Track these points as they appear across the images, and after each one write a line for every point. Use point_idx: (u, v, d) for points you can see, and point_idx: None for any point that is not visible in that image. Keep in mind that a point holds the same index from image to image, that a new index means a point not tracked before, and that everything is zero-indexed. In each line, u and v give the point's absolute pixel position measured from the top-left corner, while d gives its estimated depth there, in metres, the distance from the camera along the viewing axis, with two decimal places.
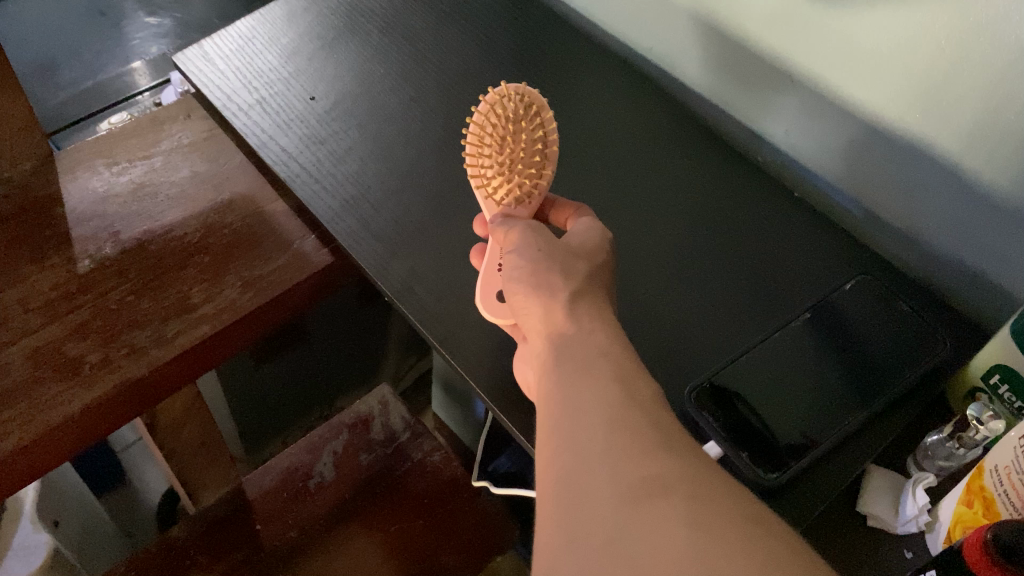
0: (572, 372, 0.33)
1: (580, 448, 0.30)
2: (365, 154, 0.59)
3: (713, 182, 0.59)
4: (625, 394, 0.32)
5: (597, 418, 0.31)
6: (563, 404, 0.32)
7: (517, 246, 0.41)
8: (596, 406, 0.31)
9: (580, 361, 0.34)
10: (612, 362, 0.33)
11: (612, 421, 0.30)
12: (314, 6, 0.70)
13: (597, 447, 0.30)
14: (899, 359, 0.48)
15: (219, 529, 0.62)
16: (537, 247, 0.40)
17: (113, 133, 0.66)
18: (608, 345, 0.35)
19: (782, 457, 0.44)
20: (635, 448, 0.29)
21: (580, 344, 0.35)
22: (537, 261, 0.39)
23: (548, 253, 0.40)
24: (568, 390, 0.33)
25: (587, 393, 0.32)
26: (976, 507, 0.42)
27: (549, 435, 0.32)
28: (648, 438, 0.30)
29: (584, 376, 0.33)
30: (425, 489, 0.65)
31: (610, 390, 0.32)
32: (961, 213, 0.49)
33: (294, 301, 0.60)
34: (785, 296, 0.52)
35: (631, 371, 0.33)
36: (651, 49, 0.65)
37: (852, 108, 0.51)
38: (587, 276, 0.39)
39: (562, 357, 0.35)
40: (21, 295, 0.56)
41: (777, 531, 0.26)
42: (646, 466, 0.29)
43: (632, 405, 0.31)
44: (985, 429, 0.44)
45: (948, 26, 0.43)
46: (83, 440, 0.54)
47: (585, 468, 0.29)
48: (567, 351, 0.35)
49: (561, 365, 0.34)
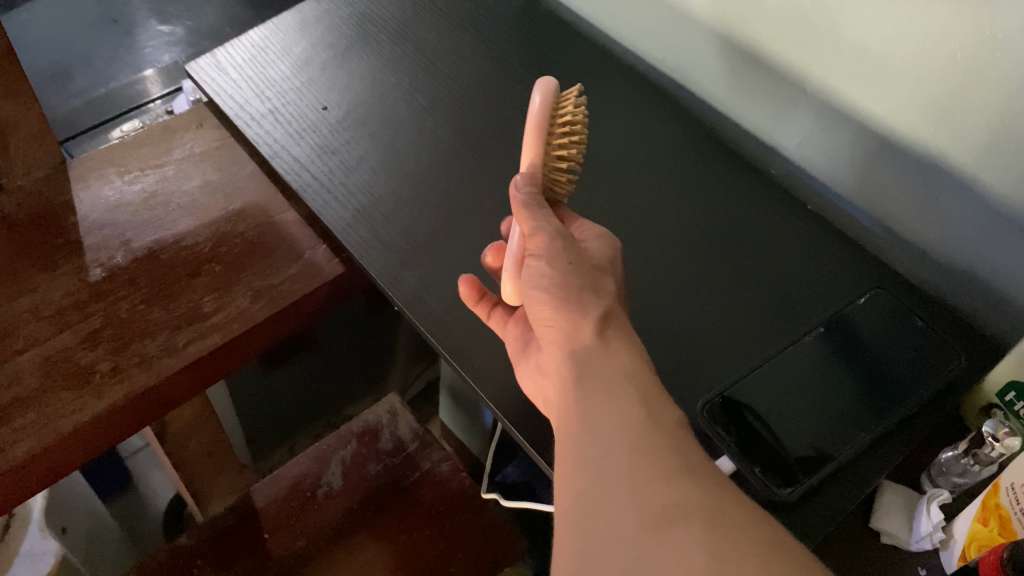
0: (595, 391, 0.33)
1: (603, 473, 0.30)
2: (376, 164, 0.59)
3: (725, 196, 0.59)
4: (647, 416, 0.32)
5: (619, 442, 0.31)
6: (585, 425, 0.33)
7: (542, 251, 0.40)
8: (620, 428, 0.31)
9: (603, 381, 0.34)
10: (635, 384, 0.33)
11: (635, 445, 0.31)
12: (326, 16, 0.70)
13: (620, 472, 0.30)
14: (913, 374, 0.48)
15: (227, 538, 0.62)
16: (566, 257, 0.39)
17: (126, 141, 0.66)
18: (631, 363, 0.34)
19: (794, 471, 0.44)
20: (655, 474, 0.29)
21: (606, 363, 0.34)
22: (564, 273, 0.38)
23: (576, 269, 0.39)
24: (591, 411, 0.33)
25: (610, 414, 0.32)
26: (992, 524, 0.41)
27: (572, 456, 0.32)
28: (669, 462, 0.30)
29: (606, 397, 0.33)
30: (433, 500, 0.65)
31: (633, 413, 0.32)
32: (976, 228, 0.49)
33: (305, 311, 0.60)
34: (799, 310, 0.52)
35: (653, 393, 0.33)
36: (663, 60, 0.65)
37: (867, 121, 0.51)
38: (612, 294, 0.39)
39: (584, 376, 0.34)
40: (33, 303, 0.56)
41: (797, 556, 0.26)
42: (665, 494, 0.28)
43: (654, 429, 0.31)
44: (1001, 446, 0.44)
45: (963, 40, 0.43)
46: (94, 448, 0.53)
47: (607, 492, 0.30)
48: (589, 372, 0.34)
49: (582, 383, 0.34)
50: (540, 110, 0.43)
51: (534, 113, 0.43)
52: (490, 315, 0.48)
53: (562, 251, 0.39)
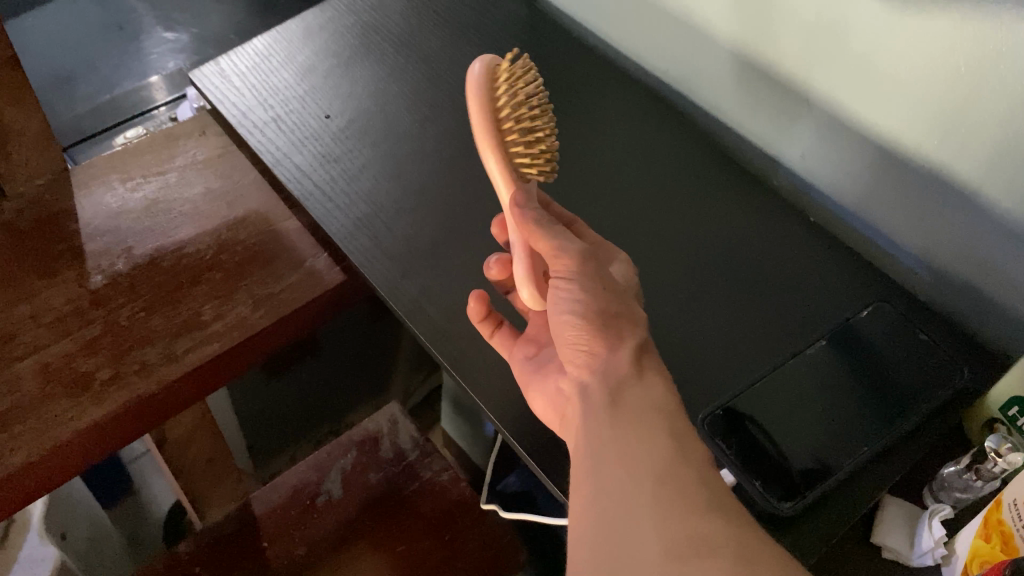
0: (626, 418, 0.35)
1: (630, 502, 0.32)
2: (378, 172, 0.59)
3: (727, 208, 0.59)
4: (678, 451, 0.33)
5: (644, 473, 0.33)
6: (614, 451, 0.34)
7: (570, 271, 0.41)
8: (648, 459, 0.33)
9: (635, 410, 0.35)
10: (666, 418, 0.35)
11: (661, 477, 0.32)
12: (331, 25, 0.70)
13: (647, 500, 0.32)
14: (918, 387, 0.48)
15: (227, 547, 0.61)
16: (598, 281, 0.40)
17: (128, 149, 0.66)
18: (662, 395, 0.36)
19: (795, 484, 0.44)
20: (683, 506, 0.31)
21: (637, 393, 0.36)
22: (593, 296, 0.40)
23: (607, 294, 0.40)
24: (618, 438, 0.35)
25: (640, 445, 0.34)
26: (993, 541, 0.41)
27: (598, 483, 0.34)
28: (696, 496, 0.31)
29: (638, 427, 0.35)
30: (433, 509, 0.64)
31: (662, 445, 0.34)
32: (981, 244, 0.49)
33: (306, 320, 0.60)
34: (802, 323, 0.52)
35: (682, 427, 0.35)
36: (668, 70, 0.65)
37: (871, 133, 0.51)
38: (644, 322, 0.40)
39: (617, 403, 0.36)
40: (32, 310, 0.56)
41: None
42: (694, 525, 0.30)
43: (684, 462, 0.33)
44: (1003, 462, 0.44)
45: (967, 52, 0.43)
46: (93, 456, 0.53)
47: (632, 521, 0.31)
48: (621, 400, 0.36)
49: (615, 409, 0.36)
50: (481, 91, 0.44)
51: (477, 92, 0.44)
52: (492, 333, 0.48)
53: (594, 275, 0.41)
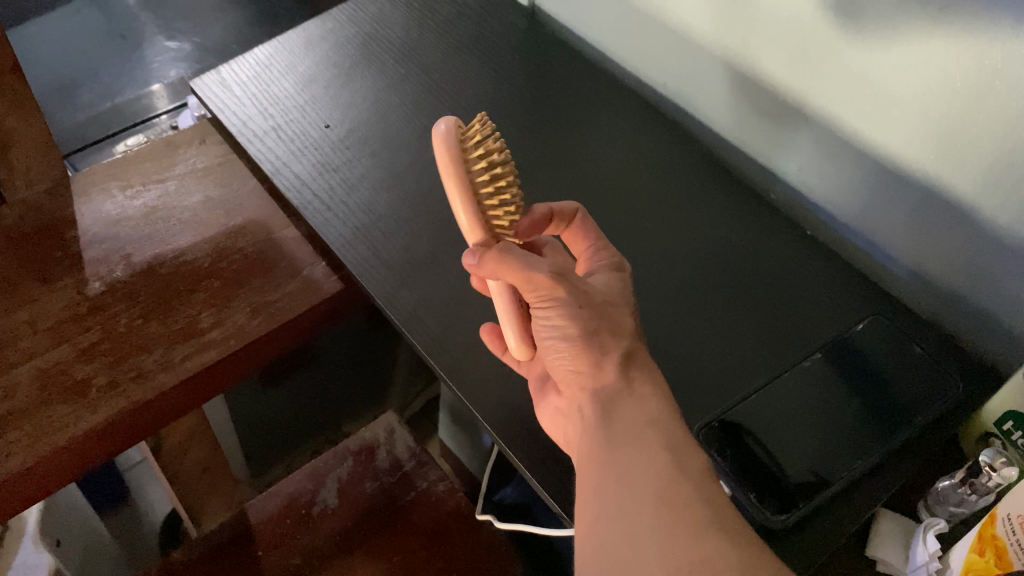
0: (623, 435, 0.35)
1: (631, 523, 0.32)
2: (377, 182, 0.59)
3: (724, 221, 0.59)
4: (676, 466, 0.34)
5: (646, 493, 0.33)
6: (612, 469, 0.34)
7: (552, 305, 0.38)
8: (649, 476, 0.33)
9: (630, 427, 0.36)
10: (664, 432, 0.35)
11: (661, 496, 0.32)
12: (331, 36, 0.71)
13: (649, 521, 0.32)
14: (914, 402, 0.48)
15: (219, 556, 0.61)
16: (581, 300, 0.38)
17: (128, 157, 0.67)
18: (655, 406, 0.36)
19: (792, 498, 0.44)
20: (683, 528, 0.31)
21: (632, 405, 0.36)
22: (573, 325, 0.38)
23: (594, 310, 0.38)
24: (617, 455, 0.35)
25: (637, 462, 0.34)
26: (987, 556, 0.39)
27: (599, 500, 0.34)
28: (702, 517, 0.31)
29: (637, 444, 0.35)
30: (428, 520, 0.64)
31: (662, 459, 0.34)
32: (975, 257, 0.49)
33: (303, 328, 0.60)
34: (798, 336, 0.52)
35: (678, 440, 0.35)
36: (666, 84, 0.65)
37: (868, 148, 0.51)
38: (631, 330, 0.40)
39: (612, 421, 0.36)
40: (30, 316, 0.56)
41: None
42: (695, 549, 0.30)
43: (684, 477, 0.33)
44: (998, 476, 0.43)
45: (964, 70, 0.43)
46: (87, 463, 0.53)
47: (635, 545, 0.32)
48: (617, 415, 0.36)
49: (610, 427, 0.36)
50: (456, 145, 0.39)
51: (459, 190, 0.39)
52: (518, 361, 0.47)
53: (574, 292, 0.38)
